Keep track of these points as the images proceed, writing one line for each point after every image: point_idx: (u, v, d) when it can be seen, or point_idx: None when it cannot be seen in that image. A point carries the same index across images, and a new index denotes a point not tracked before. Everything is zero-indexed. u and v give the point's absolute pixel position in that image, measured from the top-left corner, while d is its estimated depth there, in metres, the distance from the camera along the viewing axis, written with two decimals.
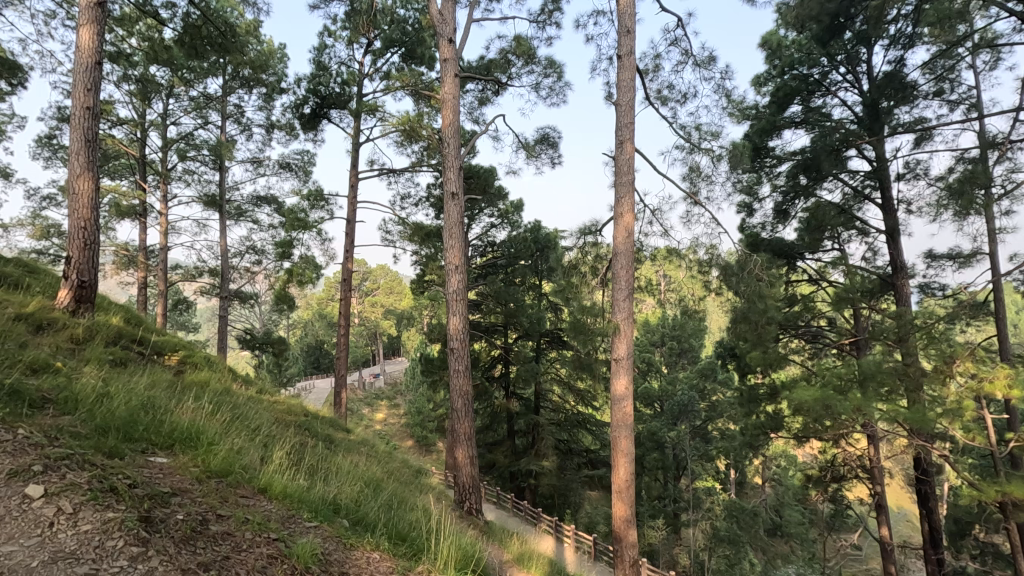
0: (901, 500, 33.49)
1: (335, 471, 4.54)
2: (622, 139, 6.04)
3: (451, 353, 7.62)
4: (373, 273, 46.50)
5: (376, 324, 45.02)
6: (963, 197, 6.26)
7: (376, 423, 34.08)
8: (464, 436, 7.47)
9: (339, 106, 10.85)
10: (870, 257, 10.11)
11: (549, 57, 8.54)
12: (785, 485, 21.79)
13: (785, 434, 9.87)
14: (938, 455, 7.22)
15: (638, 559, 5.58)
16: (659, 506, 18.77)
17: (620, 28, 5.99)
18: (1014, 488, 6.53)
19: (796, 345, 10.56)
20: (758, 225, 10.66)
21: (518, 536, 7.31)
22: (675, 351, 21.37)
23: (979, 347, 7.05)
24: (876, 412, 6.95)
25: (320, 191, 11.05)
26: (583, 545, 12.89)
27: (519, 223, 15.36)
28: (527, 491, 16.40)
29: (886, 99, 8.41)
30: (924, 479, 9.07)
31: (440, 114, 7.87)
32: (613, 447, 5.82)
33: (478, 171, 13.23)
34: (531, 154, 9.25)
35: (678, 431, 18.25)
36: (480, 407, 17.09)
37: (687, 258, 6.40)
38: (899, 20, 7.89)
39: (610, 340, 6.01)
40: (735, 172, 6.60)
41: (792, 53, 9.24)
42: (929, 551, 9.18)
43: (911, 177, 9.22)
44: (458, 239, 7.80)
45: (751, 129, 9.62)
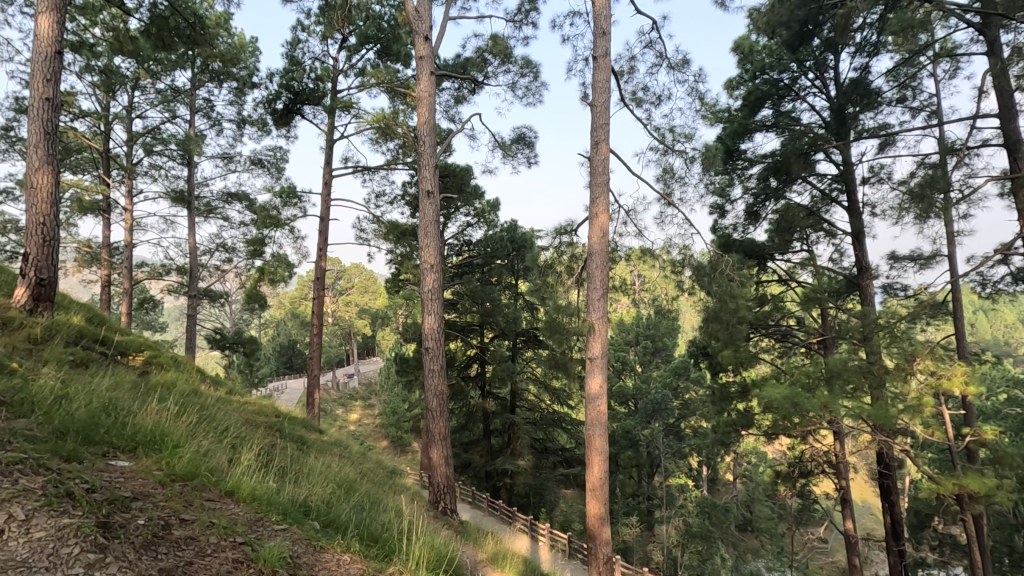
0: (865, 493, 34.59)
1: (308, 473, 4.46)
2: (596, 140, 6.09)
3: (426, 353, 7.56)
4: (347, 272, 45.92)
5: (350, 323, 44.52)
6: (924, 201, 6.47)
7: (351, 424, 33.76)
8: (439, 436, 7.42)
9: (312, 102, 10.68)
10: (837, 257, 10.37)
11: (525, 57, 8.56)
12: (755, 481, 22.26)
13: (755, 431, 10.09)
14: (899, 450, 7.48)
15: (612, 556, 5.61)
16: (633, 504, 19.00)
17: (596, 29, 6.03)
18: (971, 481, 6.78)
19: (766, 344, 10.77)
20: (730, 226, 10.84)
21: (492, 536, 7.26)
22: (649, 350, 21.63)
23: (938, 345, 7.32)
24: (842, 409, 7.11)
25: (293, 188, 10.86)
26: (558, 543, 12.93)
27: (496, 222, 15.34)
28: (503, 490, 16.42)
29: (852, 104, 8.65)
30: (886, 473, 9.35)
31: (416, 111, 7.80)
32: (587, 446, 5.84)
33: (454, 170, 13.19)
34: (507, 154, 9.27)
35: (652, 429, 18.50)
36: (456, 407, 17.04)
37: (661, 258, 6.51)
38: (865, 28, 8.12)
39: (585, 339, 6.04)
40: (708, 174, 6.72)
41: (764, 57, 9.41)
42: (892, 543, 9.46)
43: (875, 180, 9.49)
44: (434, 239, 7.75)
45: (724, 132, 9.80)
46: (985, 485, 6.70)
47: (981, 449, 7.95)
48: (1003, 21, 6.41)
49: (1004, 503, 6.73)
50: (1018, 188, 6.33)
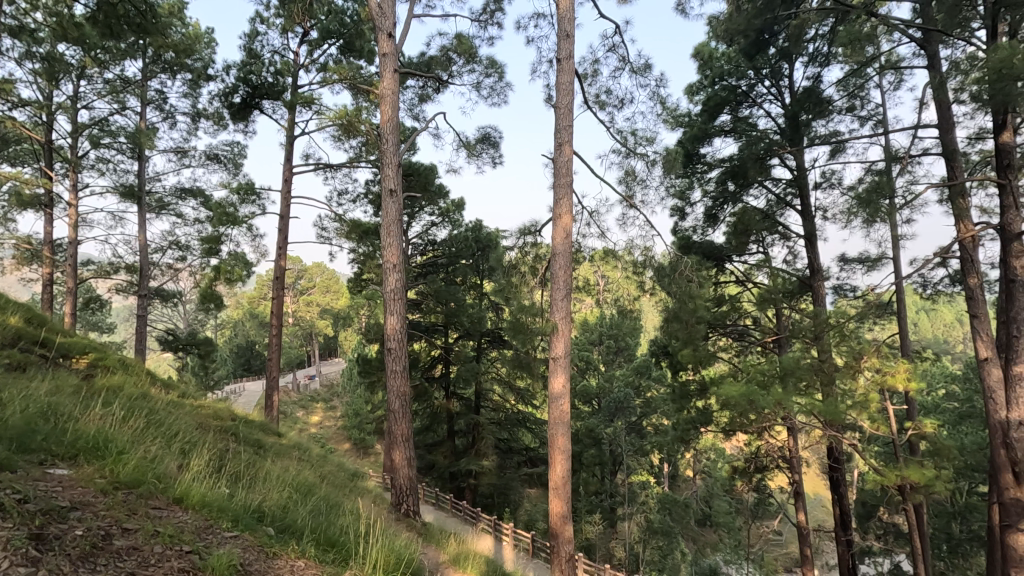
0: (817, 487, 36.02)
1: (262, 477, 4.35)
2: (560, 142, 6.14)
3: (388, 353, 7.45)
4: (308, 271, 44.85)
5: (311, 324, 43.55)
6: (871, 207, 6.77)
7: (311, 426, 33.08)
8: (402, 437, 7.32)
9: (271, 97, 10.40)
10: (791, 259, 10.74)
11: (490, 57, 8.57)
12: (714, 477, 22.86)
13: (714, 428, 10.53)
14: (848, 444, 7.81)
15: (574, 554, 5.65)
16: (596, 502, 19.18)
17: (559, 32, 6.08)
18: (913, 472, 7.11)
19: (723, 343, 11.00)
20: (690, 228, 11.07)
21: (456, 537, 7.21)
22: (612, 349, 21.90)
23: (883, 344, 7.70)
24: (795, 406, 7.37)
25: (251, 185, 10.54)
26: (522, 543, 12.96)
27: (461, 222, 15.29)
28: (467, 491, 16.36)
29: (805, 112, 8.99)
30: (836, 467, 9.73)
31: (379, 109, 7.69)
32: (551, 445, 5.87)
33: (418, 169, 13.09)
34: (471, 153, 9.25)
35: (614, 427, 18.77)
36: (419, 408, 16.88)
37: (623, 259, 6.60)
38: (817, 39, 8.45)
39: (548, 339, 6.08)
40: (668, 177, 6.85)
41: (722, 64, 9.70)
42: (840, 533, 9.89)
43: (827, 185, 9.87)
44: (397, 239, 7.66)
45: (684, 136, 10.03)
46: (925, 475, 7.06)
47: (921, 441, 8.39)
48: (942, 37, 6.77)
49: (942, 493, 7.14)
50: (955, 195, 6.71)
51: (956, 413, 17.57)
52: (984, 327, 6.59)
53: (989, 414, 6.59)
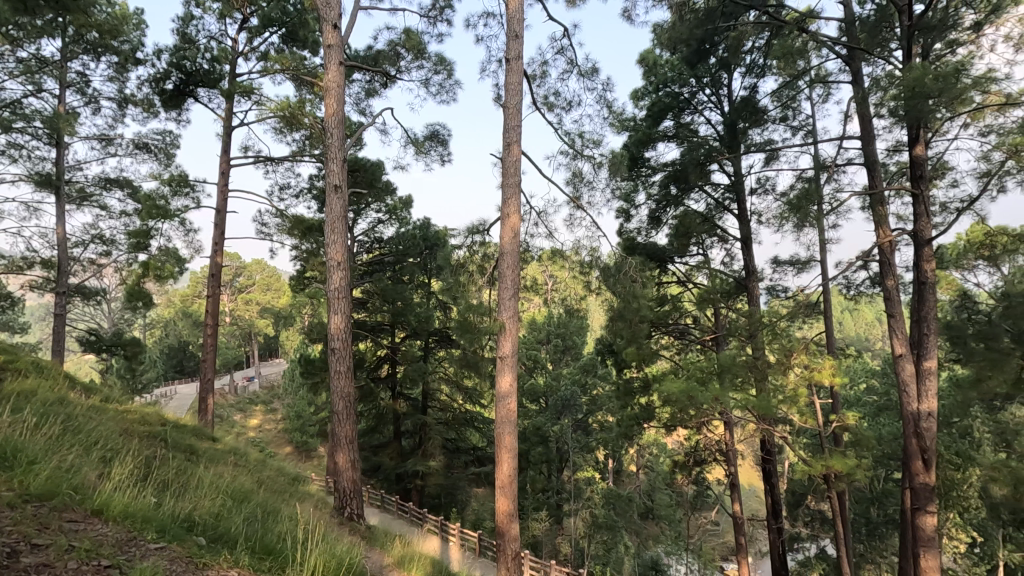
0: (751, 477, 38.15)
1: (194, 484, 4.13)
2: (509, 142, 6.16)
3: (331, 354, 7.23)
4: (247, 268, 42.99)
5: (250, 323, 41.87)
6: (801, 212, 7.17)
7: (250, 430, 31.76)
8: (346, 439, 7.14)
9: (207, 84, 9.88)
10: (729, 261, 11.20)
11: (439, 54, 8.50)
12: (656, 471, 23.58)
13: (656, 423, 10.71)
14: (779, 437, 8.24)
15: (520, 551, 5.69)
16: (543, 499, 19.38)
17: (508, 32, 6.09)
18: (837, 462, 7.58)
19: (666, 341, 11.33)
20: (634, 230, 11.36)
21: (401, 539, 7.10)
22: (559, 348, 22.19)
23: (811, 341, 8.16)
24: (731, 401, 7.69)
25: (185, 176, 10.00)
26: (469, 542, 12.93)
27: (408, 219, 15.08)
28: (414, 492, 16.19)
29: (742, 120, 9.42)
30: (768, 458, 10.24)
31: (323, 102, 7.46)
32: (497, 444, 5.87)
33: (365, 165, 12.81)
34: (419, 151, 9.14)
35: (561, 424, 19.02)
36: (365, 409, 16.53)
37: (571, 259, 6.71)
38: (754, 51, 8.85)
39: (496, 339, 6.08)
40: (614, 180, 7.01)
41: (666, 71, 9.99)
42: (772, 521, 10.43)
43: (762, 191, 10.36)
44: (341, 237, 7.46)
45: (630, 140, 10.28)
46: (847, 465, 7.54)
47: (844, 433, 8.97)
48: (864, 55, 7.24)
49: (861, 480, 7.65)
50: (875, 203, 7.20)
51: (875, 405, 18.90)
52: (900, 325, 7.10)
53: (903, 405, 7.08)
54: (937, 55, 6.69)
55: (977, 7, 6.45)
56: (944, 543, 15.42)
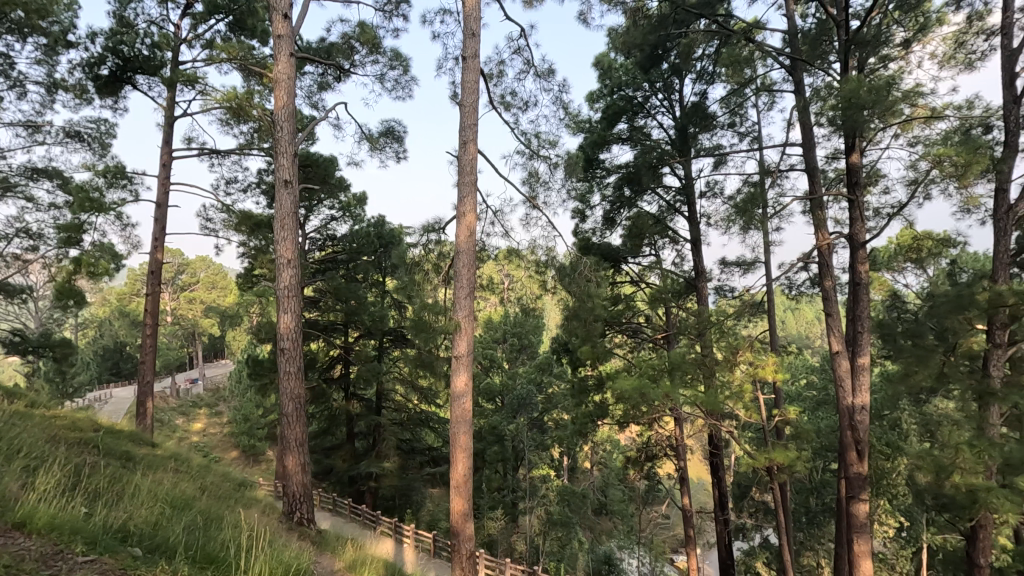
0: (699, 471, 39.46)
1: (129, 492, 3.92)
2: (465, 140, 6.14)
3: (280, 354, 7.01)
4: (190, 266, 41.09)
5: (193, 323, 40.17)
6: (746, 215, 7.46)
7: (193, 435, 30.45)
8: (296, 442, 6.93)
9: (147, 72, 9.39)
10: (679, 262, 11.53)
11: (394, 49, 8.37)
12: (609, 467, 24.02)
13: (609, 420, 10.92)
14: (725, 432, 8.56)
15: (474, 551, 5.68)
16: (498, 498, 19.43)
17: (465, 30, 6.07)
18: (779, 455, 7.93)
19: (619, 340, 11.54)
20: (589, 230, 11.53)
21: (354, 542, 6.95)
22: (515, 347, 22.28)
23: (755, 339, 8.49)
24: (681, 398, 7.93)
25: (122, 168, 9.48)
26: (424, 543, 12.82)
27: (362, 217, 14.80)
28: (367, 494, 15.93)
29: (692, 125, 9.71)
30: (716, 452, 10.61)
31: (273, 94, 7.21)
32: (452, 444, 5.84)
33: (317, 160, 12.47)
34: (374, 147, 8.98)
35: (517, 423, 19.10)
36: (317, 410, 16.12)
37: (527, 259, 6.71)
38: (704, 59, 9.13)
39: (451, 338, 6.04)
40: (569, 180, 7.08)
41: (621, 75, 10.20)
42: (719, 513, 10.79)
43: (711, 195, 10.72)
44: (292, 234, 7.24)
45: (585, 142, 10.42)
46: (788, 457, 7.91)
47: (786, 427, 9.39)
48: (805, 67, 7.59)
49: (801, 471, 8.04)
50: (815, 208, 7.56)
51: (815, 400, 19.87)
52: (837, 324, 7.49)
53: (838, 399, 7.48)
54: (871, 69, 7.10)
55: (906, 26, 6.91)
56: (875, 528, 16.41)
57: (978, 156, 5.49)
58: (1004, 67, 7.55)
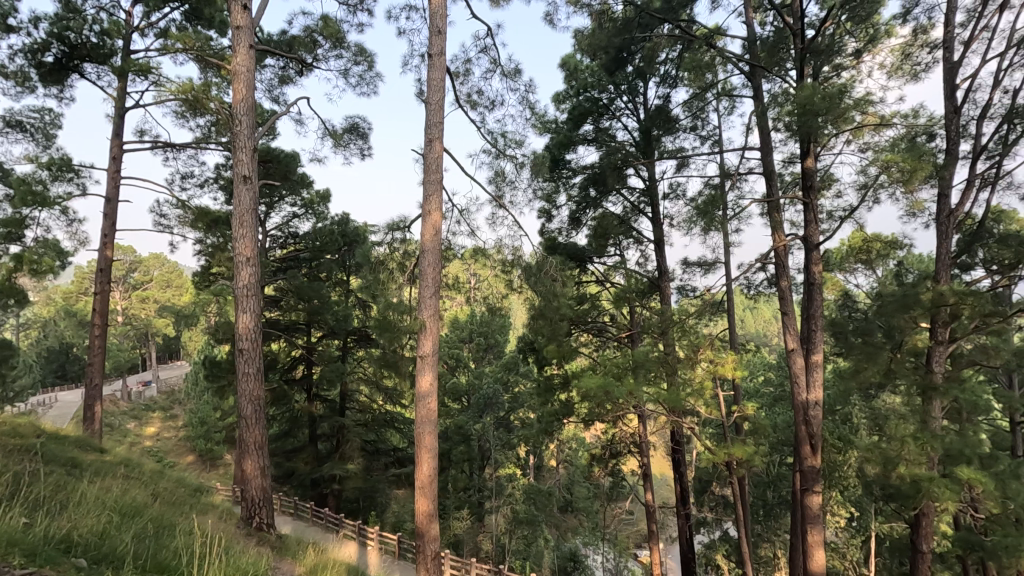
0: (661, 467, 40.26)
1: (74, 500, 3.73)
2: (431, 138, 6.08)
3: (239, 355, 6.79)
4: (143, 263, 39.50)
5: (146, 323, 38.63)
6: (708, 217, 7.64)
7: (146, 440, 29.30)
8: (255, 445, 6.74)
9: (96, 60, 8.97)
10: (643, 262, 11.71)
11: (359, 44, 8.24)
12: (574, 465, 24.25)
13: (575, 418, 11.01)
14: (687, 428, 8.75)
15: (440, 551, 5.63)
16: (464, 498, 19.36)
17: (431, 27, 6.01)
18: (738, 450, 8.14)
19: (585, 339, 11.66)
20: (556, 230, 11.60)
21: (315, 547, 6.80)
22: (481, 346, 22.22)
23: (716, 337, 8.69)
24: (644, 395, 8.07)
25: (69, 160, 9.03)
26: (388, 545, 12.68)
27: (325, 214, 14.51)
28: (330, 497, 15.64)
29: (656, 128, 9.89)
30: (677, 448, 10.85)
31: (231, 86, 6.99)
32: (417, 444, 5.78)
33: (278, 156, 12.14)
34: (337, 143, 8.82)
35: (483, 422, 19.07)
36: (278, 412, 15.71)
37: (493, 258, 6.69)
38: (667, 62, 9.31)
39: (416, 338, 5.97)
40: (536, 180, 7.10)
41: (587, 77, 10.31)
42: (680, 507, 11.03)
43: (673, 197, 10.93)
44: (251, 231, 7.04)
45: (551, 142, 10.49)
46: (747, 452, 8.13)
47: (744, 423, 9.66)
48: (764, 74, 7.83)
49: (758, 465, 8.28)
50: (772, 210, 7.80)
51: (772, 396, 20.52)
52: (792, 323, 7.75)
53: (794, 395, 7.74)
54: (825, 77, 7.37)
55: (858, 37, 7.21)
56: (827, 519, 17.07)
57: (922, 163, 5.77)
58: (946, 78, 7.95)
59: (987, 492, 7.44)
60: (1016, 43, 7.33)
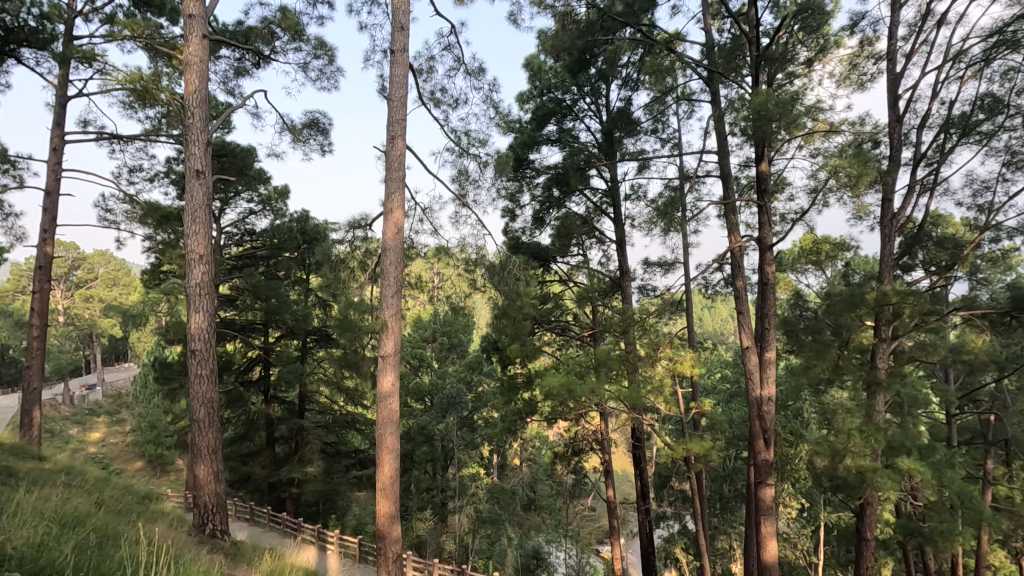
0: (623, 463, 40.92)
1: (9, 510, 3.52)
2: (393, 135, 6.01)
3: (191, 356, 6.55)
4: (87, 261, 37.62)
5: (90, 324, 36.86)
6: (667, 218, 7.82)
7: (90, 446, 27.96)
8: (208, 450, 6.52)
9: (35, 45, 8.47)
10: (606, 262, 11.88)
11: (319, 38, 8.06)
12: (538, 463, 24.40)
13: (538, 417, 11.07)
14: (647, 424, 8.92)
15: (401, 553, 5.57)
16: (427, 498, 19.22)
17: (393, 23, 5.94)
18: (696, 445, 8.37)
19: (548, 338, 11.76)
20: (519, 230, 11.64)
21: (272, 552, 6.63)
22: (445, 346, 22.09)
23: (675, 336, 8.91)
24: (606, 393, 8.19)
25: (4, 151, 8.51)
26: (349, 549, 12.45)
27: (284, 211, 14.14)
28: (289, 501, 15.26)
29: (618, 130, 10.06)
30: (638, 445, 11.07)
31: (183, 77, 6.72)
32: (379, 445, 5.70)
33: (233, 150, 11.76)
34: (297, 139, 8.61)
35: (446, 422, 18.95)
36: (233, 415, 15.22)
37: (457, 257, 6.66)
38: (629, 66, 9.48)
39: (378, 338, 5.89)
40: (499, 180, 7.11)
41: (550, 77, 10.40)
42: (641, 503, 11.25)
43: (635, 198, 11.13)
44: (204, 228, 6.79)
45: (515, 142, 10.53)
46: (704, 447, 8.36)
47: (701, 419, 9.93)
48: (721, 80, 8.05)
49: (715, 460, 8.52)
50: (729, 212, 8.04)
51: (728, 392, 21.18)
52: (747, 321, 8.02)
53: (748, 391, 8.00)
54: (778, 84, 7.64)
55: (809, 46, 7.51)
56: (780, 510, 17.71)
57: (867, 169, 6.05)
58: (889, 88, 8.37)
59: (925, 481, 7.88)
60: (952, 57, 7.76)
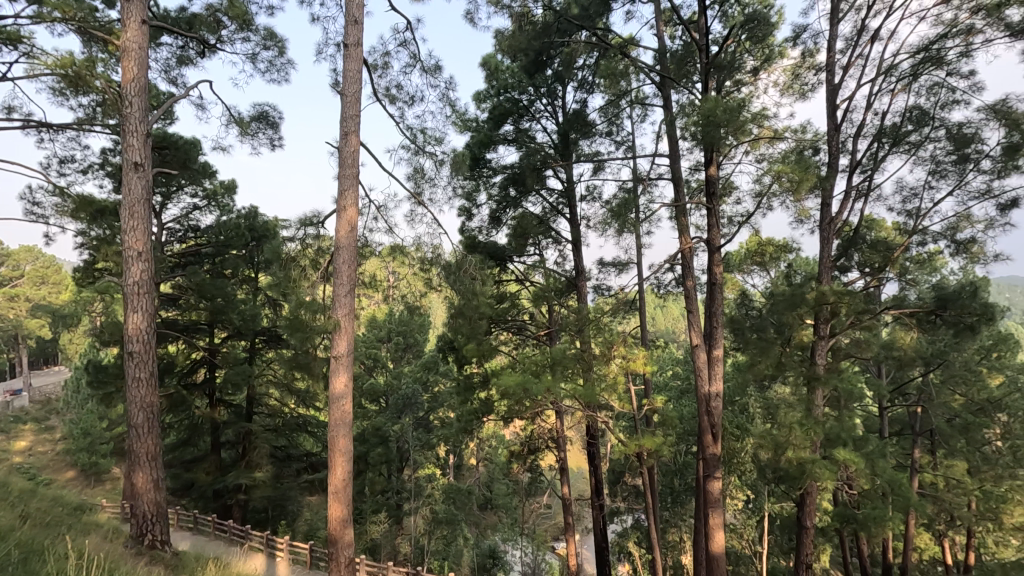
0: (579, 460, 41.37)
1: None
2: (346, 131, 5.87)
3: (128, 358, 6.21)
4: (12, 257, 35.01)
5: (15, 325, 34.38)
6: (621, 219, 7.97)
7: (15, 456, 26.09)
8: (147, 457, 6.20)
9: None
10: (561, 262, 12.00)
11: (268, 28, 7.80)
12: (494, 463, 24.39)
13: (494, 416, 11.06)
14: (601, 421, 9.07)
15: (354, 557, 5.46)
16: (382, 501, 18.88)
17: (347, 16, 5.81)
18: (648, 441, 8.57)
19: (505, 337, 11.76)
20: (476, 229, 11.61)
21: (217, 562, 6.36)
22: (400, 346, 21.77)
23: (628, 335, 9.10)
24: (562, 392, 8.27)
25: None
26: (300, 555, 12.09)
27: (231, 207, 13.60)
28: (235, 508, 14.69)
29: (573, 132, 10.18)
30: (592, 442, 11.26)
31: (120, 64, 6.36)
32: (331, 448, 5.56)
33: (176, 142, 11.21)
34: (244, 132, 8.31)
35: (401, 423, 18.66)
36: (175, 419, 14.54)
37: (412, 256, 6.58)
38: (584, 68, 9.61)
39: (330, 338, 5.75)
40: (455, 178, 7.08)
41: (507, 77, 10.42)
42: (595, 499, 11.43)
43: (590, 199, 11.28)
44: (143, 223, 6.45)
45: (471, 141, 10.49)
46: (656, 443, 8.57)
47: (654, 416, 10.18)
48: (672, 85, 8.27)
49: (666, 454, 8.74)
50: (680, 214, 8.27)
51: (679, 389, 21.74)
52: (696, 320, 8.27)
53: (698, 388, 8.25)
54: (726, 91, 7.91)
55: (755, 55, 7.81)
56: (727, 502, 18.32)
57: (808, 174, 6.36)
58: (828, 98, 8.81)
59: (859, 470, 8.33)
60: (884, 71, 8.24)
